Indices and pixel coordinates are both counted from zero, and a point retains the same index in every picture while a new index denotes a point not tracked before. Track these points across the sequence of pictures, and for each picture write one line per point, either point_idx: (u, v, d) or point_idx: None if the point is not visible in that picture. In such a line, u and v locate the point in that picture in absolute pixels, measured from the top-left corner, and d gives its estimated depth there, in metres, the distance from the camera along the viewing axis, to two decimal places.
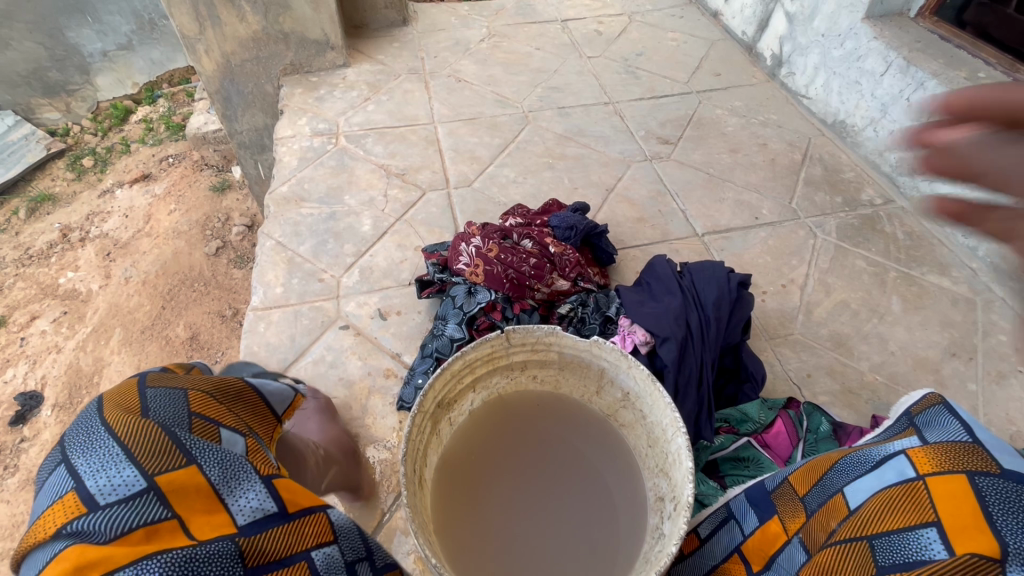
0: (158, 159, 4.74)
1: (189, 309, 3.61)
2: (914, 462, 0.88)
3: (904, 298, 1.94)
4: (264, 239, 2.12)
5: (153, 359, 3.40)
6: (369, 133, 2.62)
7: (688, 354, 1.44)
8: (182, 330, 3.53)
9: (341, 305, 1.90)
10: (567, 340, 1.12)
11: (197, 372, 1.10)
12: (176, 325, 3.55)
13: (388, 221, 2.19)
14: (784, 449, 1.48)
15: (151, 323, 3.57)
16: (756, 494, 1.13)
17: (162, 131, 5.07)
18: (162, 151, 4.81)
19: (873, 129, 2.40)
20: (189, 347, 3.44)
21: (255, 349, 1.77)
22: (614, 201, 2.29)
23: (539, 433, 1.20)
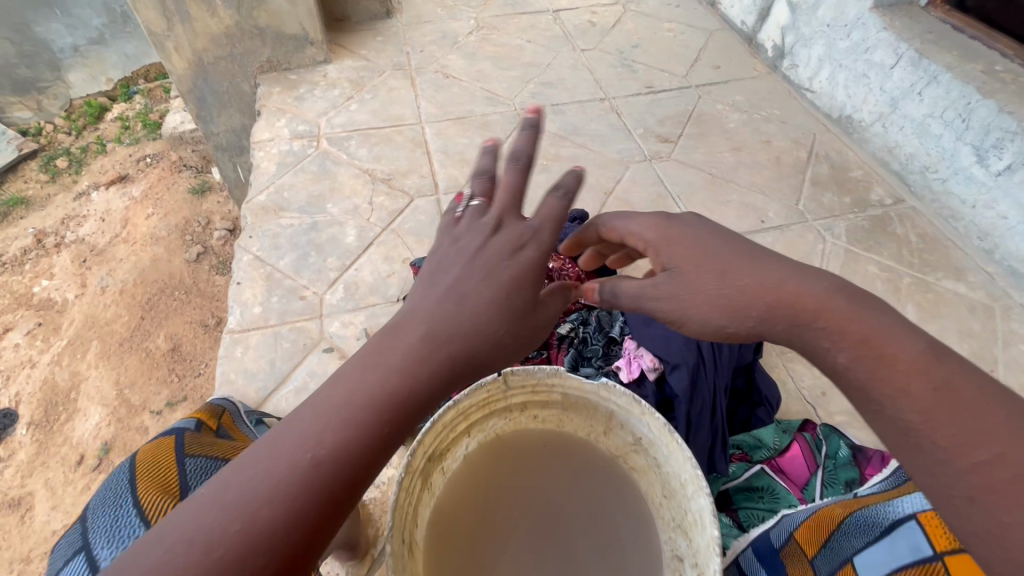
0: (135, 159, 4.54)
1: (170, 319, 3.47)
2: (928, 531, 0.81)
3: (920, 307, 1.85)
4: (241, 253, 1.98)
5: (133, 373, 3.26)
6: (353, 134, 2.47)
7: (702, 379, 1.31)
8: (163, 341, 3.39)
9: (324, 326, 1.77)
10: (571, 381, 1.01)
11: (231, 424, 1.28)
12: (156, 336, 3.42)
13: (373, 231, 2.06)
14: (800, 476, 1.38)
15: (131, 335, 3.43)
16: (763, 554, 1.03)
17: (139, 130, 4.86)
18: (138, 151, 4.61)
19: (882, 125, 2.29)
20: (171, 359, 3.31)
21: (232, 377, 1.65)
22: (613, 205, 2.18)
23: (544, 476, 1.09)
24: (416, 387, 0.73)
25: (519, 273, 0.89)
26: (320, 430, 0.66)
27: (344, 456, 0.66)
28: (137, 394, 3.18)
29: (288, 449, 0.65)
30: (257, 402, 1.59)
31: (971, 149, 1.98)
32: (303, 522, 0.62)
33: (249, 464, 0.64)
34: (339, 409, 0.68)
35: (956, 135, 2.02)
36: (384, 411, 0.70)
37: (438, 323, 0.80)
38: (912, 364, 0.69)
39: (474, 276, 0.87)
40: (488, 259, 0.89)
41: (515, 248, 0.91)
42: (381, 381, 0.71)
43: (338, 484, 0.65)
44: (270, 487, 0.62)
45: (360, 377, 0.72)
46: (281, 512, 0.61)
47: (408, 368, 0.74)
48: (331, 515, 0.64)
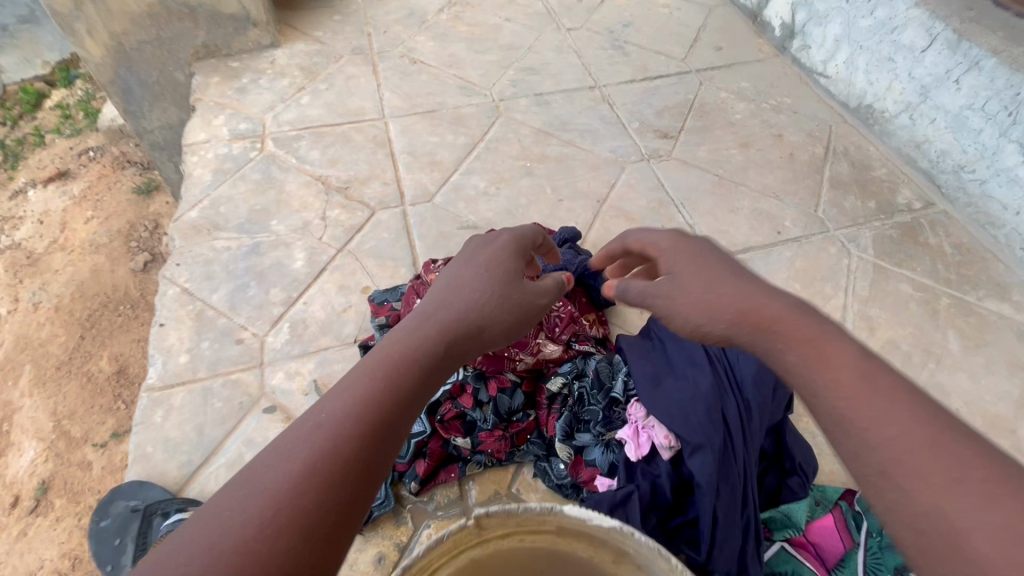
0: (76, 153, 4.04)
1: (115, 338, 3.10)
2: None
3: (963, 335, 1.61)
4: (165, 286, 1.65)
5: (72, 401, 2.88)
6: (303, 133, 2.12)
7: (729, 462, 1.08)
8: (107, 364, 3.02)
9: (265, 378, 1.47)
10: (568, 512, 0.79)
11: None
12: (99, 357, 3.05)
13: (326, 253, 1.73)
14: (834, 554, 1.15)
15: (69, 357, 3.05)
16: None
17: (81, 120, 4.37)
18: (80, 143, 4.11)
19: (909, 116, 2.02)
20: (116, 383, 2.95)
21: (150, 450, 1.34)
22: (608, 215, 1.88)
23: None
24: (416, 366, 0.79)
25: (498, 275, 1.00)
26: (336, 410, 0.69)
27: (363, 427, 0.69)
28: (77, 425, 2.79)
29: (304, 430, 0.67)
30: (180, 483, 1.29)
31: (1017, 146, 1.72)
32: (344, 484, 0.64)
33: (266, 455, 0.65)
34: (346, 390, 0.72)
35: (999, 130, 1.75)
36: (388, 384, 0.74)
37: (427, 317, 0.88)
38: (848, 361, 0.71)
39: (456, 283, 0.97)
40: (466, 270, 1.01)
41: (488, 258, 1.03)
42: (383, 361, 0.77)
43: (359, 454, 0.67)
44: (290, 466, 0.63)
45: (361, 363, 0.77)
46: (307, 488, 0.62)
47: (407, 349, 0.80)
48: (358, 483, 0.65)
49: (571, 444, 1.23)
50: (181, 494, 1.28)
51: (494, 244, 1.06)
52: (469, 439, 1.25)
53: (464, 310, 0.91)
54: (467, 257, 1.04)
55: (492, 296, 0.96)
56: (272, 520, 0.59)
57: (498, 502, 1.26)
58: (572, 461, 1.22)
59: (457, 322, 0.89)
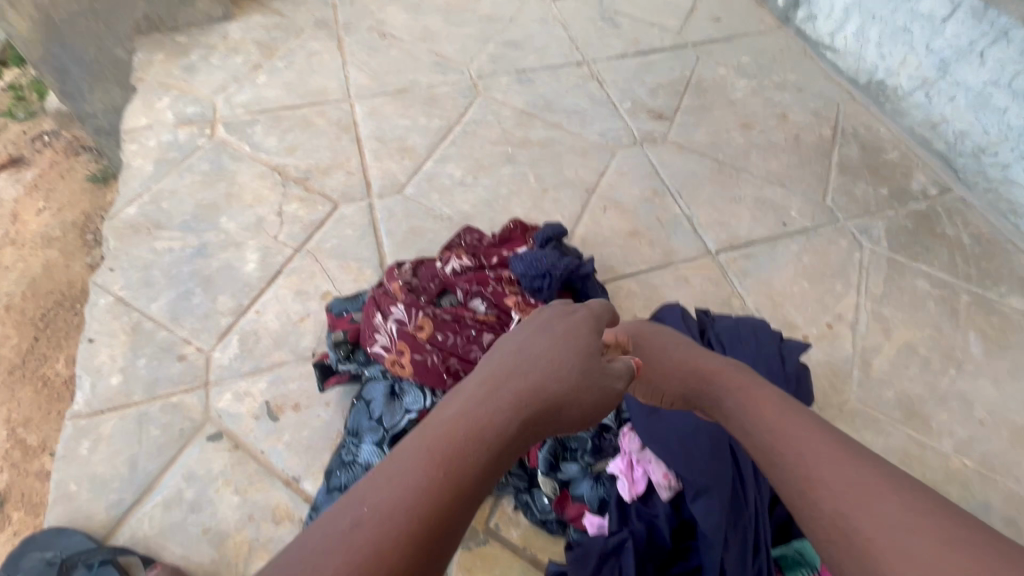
0: (30, 138, 3.44)
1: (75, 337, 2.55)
2: None
3: (984, 336, 1.48)
4: (97, 294, 1.45)
5: (28, 408, 2.35)
6: (259, 117, 1.90)
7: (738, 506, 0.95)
8: (65, 367, 2.48)
9: (209, 399, 1.29)
10: None
11: None
12: (58, 361, 2.50)
13: (282, 254, 1.55)
14: None
15: (22, 361, 2.49)
16: None
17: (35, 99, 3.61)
18: (35, 127, 3.48)
19: (925, 94, 1.85)
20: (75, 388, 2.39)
21: (73, 489, 1.16)
22: (597, 206, 1.70)
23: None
24: (481, 458, 0.70)
25: (576, 346, 0.88)
26: (389, 502, 0.63)
27: (416, 532, 0.61)
28: (35, 438, 2.26)
29: (347, 524, 0.61)
30: (108, 528, 1.13)
31: None
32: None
33: (307, 548, 0.59)
34: (403, 479, 0.65)
35: None
36: (449, 478, 0.66)
37: (499, 386, 0.79)
38: (774, 407, 0.84)
39: (530, 348, 0.87)
40: (541, 333, 0.90)
41: (567, 329, 0.91)
42: (445, 444, 0.70)
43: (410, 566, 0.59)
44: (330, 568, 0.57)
45: (421, 442, 0.70)
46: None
47: (475, 428, 0.72)
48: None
49: (556, 478, 1.07)
50: (109, 540, 1.12)
51: (572, 310, 0.94)
52: None
53: (539, 384, 0.81)
54: (543, 317, 0.93)
55: (569, 370, 0.85)
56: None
57: (472, 540, 1.11)
58: (557, 496, 1.07)
59: (527, 397, 0.79)
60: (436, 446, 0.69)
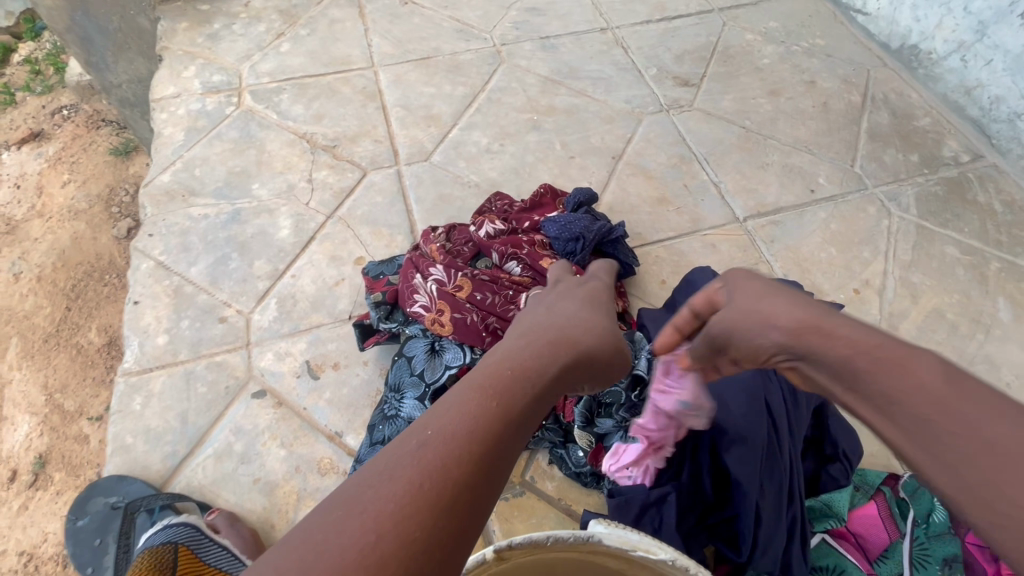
0: (49, 111, 3.37)
1: (104, 307, 2.57)
2: None
3: (1014, 302, 1.48)
4: (138, 259, 1.49)
5: (64, 373, 2.39)
6: (284, 85, 1.91)
7: (774, 457, 0.95)
8: (96, 336, 2.51)
9: (252, 359, 1.34)
10: (554, 545, 0.67)
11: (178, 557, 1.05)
12: (88, 329, 2.54)
13: (315, 220, 1.57)
14: (880, 541, 1.07)
15: (57, 330, 2.53)
16: None
17: (53, 74, 3.55)
18: (54, 100, 3.42)
19: (960, 58, 1.82)
20: (108, 355, 2.45)
21: (129, 441, 1.23)
22: (624, 173, 1.71)
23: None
24: (528, 394, 0.72)
25: (600, 309, 0.95)
26: (450, 428, 0.64)
27: (478, 454, 0.62)
28: (70, 401, 2.31)
29: (414, 445, 0.62)
30: (164, 476, 1.19)
31: None
32: (458, 491, 0.59)
33: (377, 466, 0.60)
34: (459, 410, 0.66)
35: None
36: (501, 409, 0.68)
37: (536, 337, 0.83)
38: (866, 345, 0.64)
39: (558, 310, 0.92)
40: (564, 300, 0.95)
41: (585, 295, 0.98)
42: (494, 380, 0.72)
43: (477, 485, 0.61)
44: (405, 483, 0.58)
45: (472, 381, 0.72)
46: (423, 517, 0.56)
47: (518, 370, 0.75)
48: (471, 523, 0.58)
49: (592, 432, 1.11)
50: (165, 488, 1.18)
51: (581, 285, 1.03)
52: None
53: (572, 336, 0.84)
54: (560, 290, 0.99)
55: (600, 328, 0.89)
56: (384, 546, 0.53)
57: (510, 491, 1.16)
58: (593, 450, 1.12)
59: (565, 346, 0.82)
60: (486, 383, 0.71)
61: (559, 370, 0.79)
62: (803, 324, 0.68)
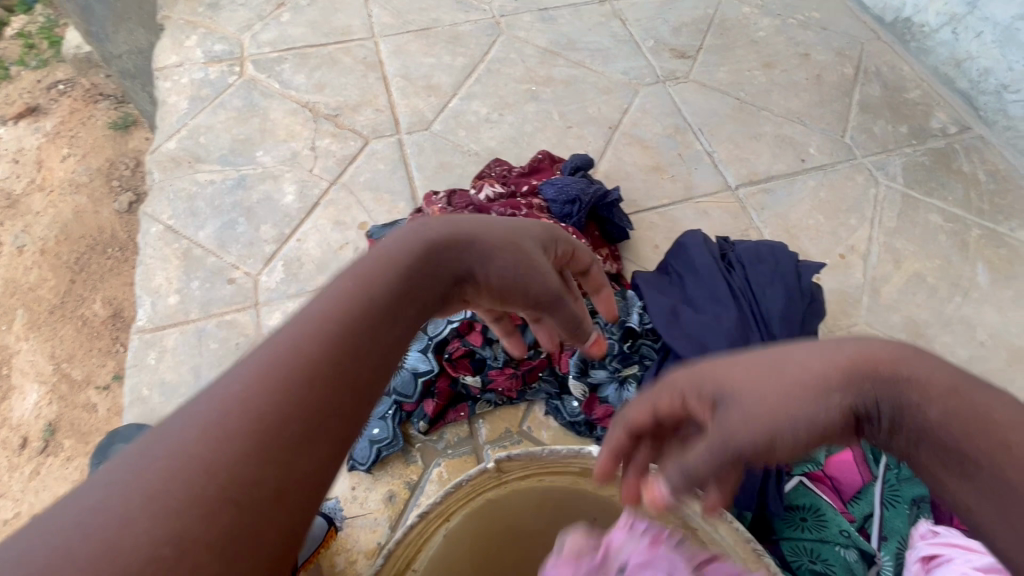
0: (45, 85, 3.32)
1: (108, 279, 2.58)
2: None
3: (992, 267, 1.54)
4: (148, 223, 1.54)
5: (71, 344, 2.42)
6: (286, 55, 1.93)
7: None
8: (102, 308, 2.52)
9: (261, 317, 1.39)
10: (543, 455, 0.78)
11: None
12: (93, 301, 2.55)
13: (318, 186, 1.62)
14: (852, 483, 1.14)
15: (62, 302, 2.55)
16: None
17: (47, 47, 3.48)
18: (49, 74, 3.36)
19: (952, 30, 1.85)
20: (114, 326, 2.47)
21: (145, 393, 1.29)
22: (620, 143, 1.75)
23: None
24: (412, 284, 0.59)
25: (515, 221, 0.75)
26: (314, 307, 0.52)
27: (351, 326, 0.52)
28: (79, 370, 2.34)
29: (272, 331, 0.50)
30: None
31: None
32: (312, 380, 0.46)
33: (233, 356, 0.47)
34: (336, 286, 0.55)
35: None
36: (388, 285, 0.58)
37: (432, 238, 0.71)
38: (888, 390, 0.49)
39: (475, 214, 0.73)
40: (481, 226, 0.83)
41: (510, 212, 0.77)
42: (366, 268, 0.58)
43: (351, 356, 0.50)
44: (254, 365, 0.46)
45: (351, 266, 0.58)
46: (279, 388, 0.44)
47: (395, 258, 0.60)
48: (347, 398, 0.48)
49: (586, 381, 1.18)
50: None
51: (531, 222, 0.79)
52: (478, 377, 1.21)
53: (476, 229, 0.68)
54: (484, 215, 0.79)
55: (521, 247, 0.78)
56: (229, 419, 0.42)
57: (508, 440, 1.23)
58: (586, 399, 1.18)
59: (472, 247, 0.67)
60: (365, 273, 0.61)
61: (458, 276, 0.66)
62: (855, 371, 0.51)
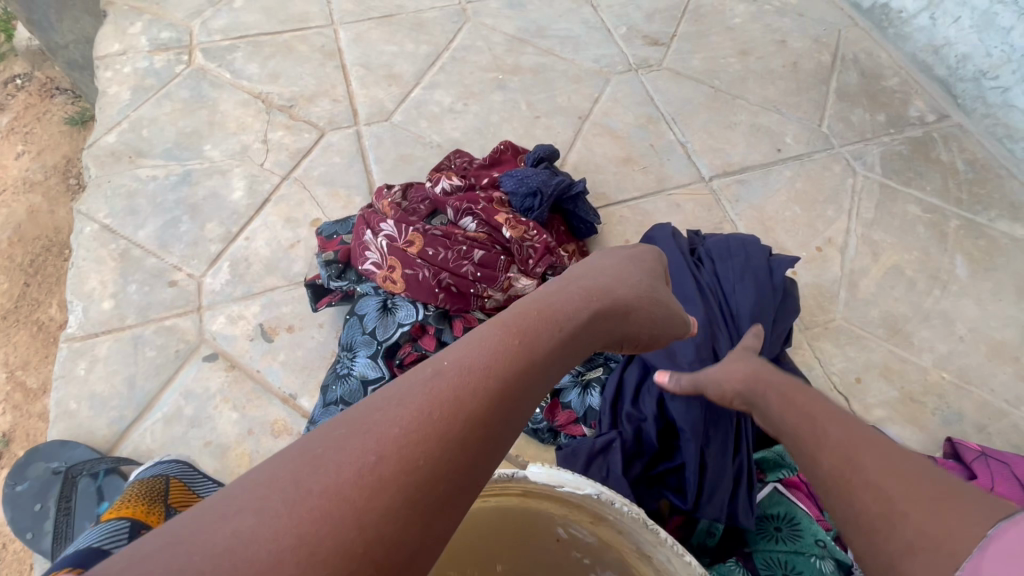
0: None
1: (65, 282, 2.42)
2: None
3: (971, 259, 1.50)
4: (83, 223, 1.43)
5: (25, 350, 2.27)
6: (238, 43, 1.82)
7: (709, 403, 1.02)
8: (59, 312, 2.37)
9: (203, 322, 1.30)
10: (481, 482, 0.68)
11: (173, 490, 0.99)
12: (49, 305, 2.39)
13: (269, 181, 1.52)
14: None
15: (15, 307, 2.39)
16: None
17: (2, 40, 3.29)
18: (4, 69, 3.18)
19: (929, 16, 1.80)
20: None
21: (73, 407, 1.19)
22: (590, 133, 1.67)
23: None
24: (562, 338, 0.68)
25: (641, 267, 0.90)
26: (479, 360, 0.60)
27: (498, 394, 0.57)
28: (33, 378, 2.20)
29: (429, 373, 0.57)
30: (111, 441, 1.16)
31: None
32: (459, 436, 0.53)
33: (394, 388, 0.56)
34: (489, 337, 0.63)
35: None
36: (528, 347, 0.63)
37: (566, 286, 0.77)
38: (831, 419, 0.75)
39: (602, 262, 0.87)
40: (600, 256, 0.90)
41: (627, 256, 0.91)
42: (521, 317, 0.67)
43: (496, 421, 0.56)
44: (414, 409, 0.53)
45: (502, 316, 0.68)
46: (431, 447, 0.51)
47: (546, 311, 0.70)
48: (482, 469, 0.53)
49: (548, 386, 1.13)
50: (112, 452, 1.15)
51: (638, 248, 0.95)
52: None
53: (608, 287, 0.80)
54: (606, 249, 0.93)
55: (634, 283, 0.85)
56: (384, 470, 0.48)
57: None
58: (548, 405, 1.12)
59: (607, 306, 0.78)
60: (512, 320, 0.67)
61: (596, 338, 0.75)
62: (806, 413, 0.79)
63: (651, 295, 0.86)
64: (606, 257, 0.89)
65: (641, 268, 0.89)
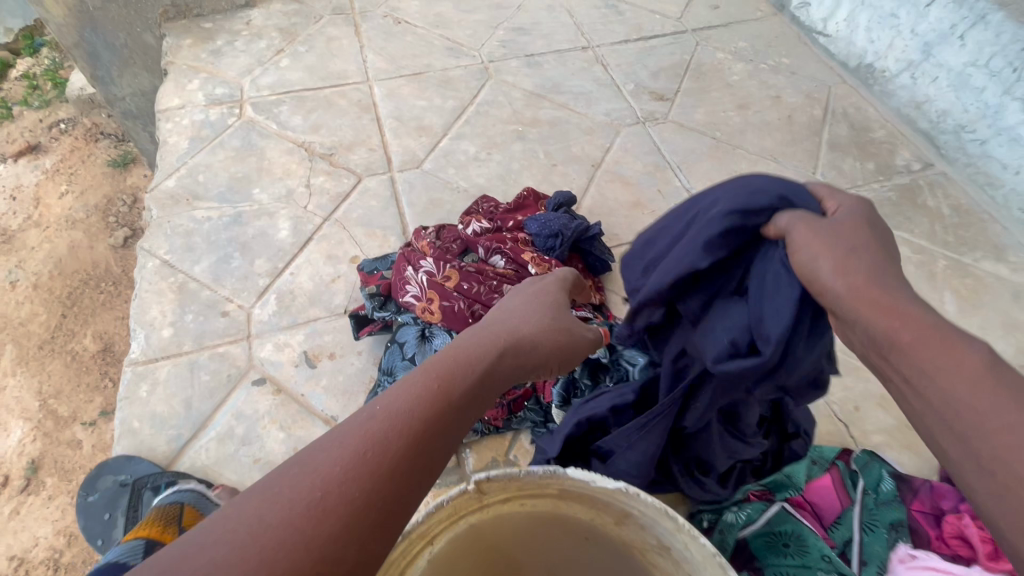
0: (46, 124, 3.32)
1: (99, 316, 2.54)
2: None
3: (959, 296, 1.61)
4: (145, 258, 1.58)
5: (57, 379, 2.35)
6: (284, 98, 2.02)
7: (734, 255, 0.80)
8: (92, 342, 2.48)
9: (253, 350, 1.42)
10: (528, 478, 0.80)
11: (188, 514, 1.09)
12: (84, 336, 2.50)
13: (312, 222, 1.67)
14: (832, 509, 1.17)
15: (52, 336, 2.49)
16: None
17: (51, 90, 3.48)
18: (50, 114, 3.36)
19: (910, 75, 1.98)
20: (102, 361, 2.41)
21: (136, 425, 1.30)
22: (603, 180, 1.83)
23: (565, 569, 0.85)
24: (475, 374, 0.77)
25: (551, 298, 0.99)
26: (404, 402, 0.69)
27: (421, 431, 0.67)
28: (63, 407, 2.27)
29: (361, 419, 0.66)
30: (170, 457, 1.27)
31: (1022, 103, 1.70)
32: (391, 469, 0.62)
33: (333, 433, 0.65)
34: (412, 381, 0.72)
35: (1003, 88, 1.73)
36: (447, 389, 0.73)
37: (479, 329, 0.87)
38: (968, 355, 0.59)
39: (516, 299, 0.98)
40: (515, 297, 1.00)
41: (542, 288, 1.01)
42: (440, 362, 0.77)
43: (421, 455, 0.65)
44: (351, 450, 0.62)
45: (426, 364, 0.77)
46: (365, 483, 0.60)
47: (461, 353, 0.79)
48: (410, 493, 0.63)
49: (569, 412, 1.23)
50: (171, 468, 1.26)
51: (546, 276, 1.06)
52: None
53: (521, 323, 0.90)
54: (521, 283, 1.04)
55: (544, 316, 0.94)
56: (329, 504, 0.58)
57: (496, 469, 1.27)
58: None
59: (517, 340, 0.87)
60: (433, 367, 0.76)
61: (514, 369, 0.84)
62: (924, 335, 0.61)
63: (565, 322, 0.95)
64: (520, 295, 1.00)
65: (555, 301, 0.99)
